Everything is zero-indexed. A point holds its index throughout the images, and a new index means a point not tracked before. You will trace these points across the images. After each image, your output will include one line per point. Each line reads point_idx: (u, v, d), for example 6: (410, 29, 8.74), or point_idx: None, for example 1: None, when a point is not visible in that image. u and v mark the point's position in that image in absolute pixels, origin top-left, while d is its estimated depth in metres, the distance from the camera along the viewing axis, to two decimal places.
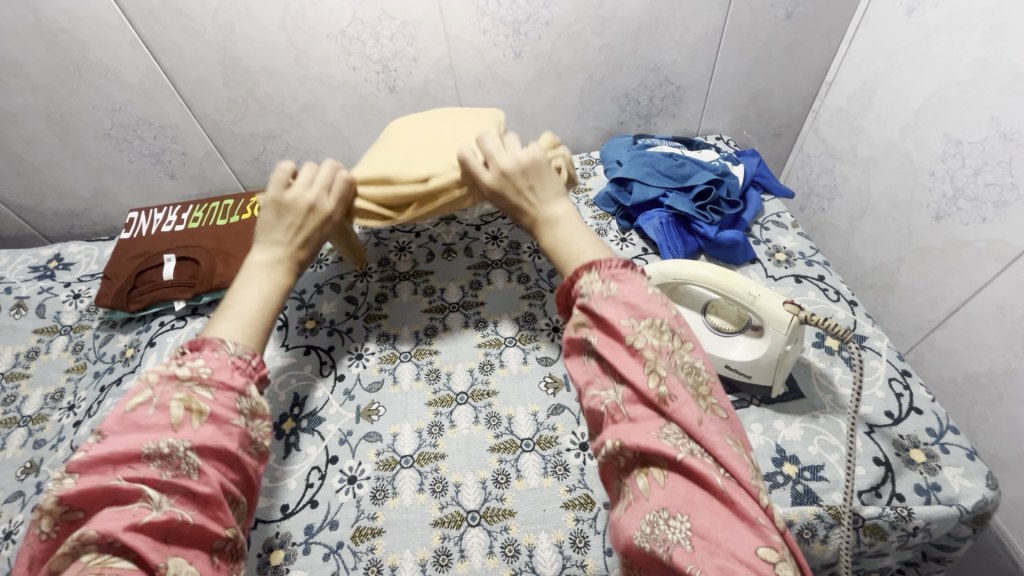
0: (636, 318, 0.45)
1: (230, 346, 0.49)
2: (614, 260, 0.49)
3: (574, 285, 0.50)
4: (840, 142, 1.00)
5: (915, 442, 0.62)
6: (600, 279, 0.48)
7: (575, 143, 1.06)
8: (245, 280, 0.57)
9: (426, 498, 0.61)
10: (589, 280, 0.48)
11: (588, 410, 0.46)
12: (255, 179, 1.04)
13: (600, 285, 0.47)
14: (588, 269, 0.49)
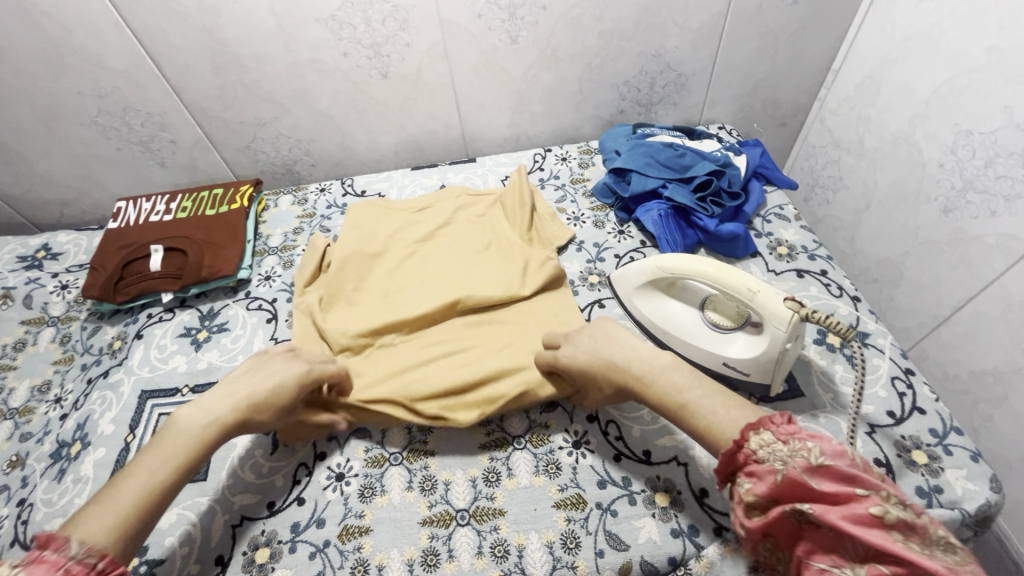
0: (868, 488, 0.38)
1: (73, 548, 0.41)
2: (778, 415, 0.43)
3: (748, 457, 0.42)
4: (846, 132, 0.98)
5: (917, 443, 0.60)
6: (779, 443, 0.41)
7: (574, 133, 1.03)
8: (158, 444, 0.49)
9: (415, 497, 0.60)
10: (763, 444, 0.42)
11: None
12: (246, 168, 1.02)
13: (787, 452, 0.40)
14: (758, 432, 0.43)
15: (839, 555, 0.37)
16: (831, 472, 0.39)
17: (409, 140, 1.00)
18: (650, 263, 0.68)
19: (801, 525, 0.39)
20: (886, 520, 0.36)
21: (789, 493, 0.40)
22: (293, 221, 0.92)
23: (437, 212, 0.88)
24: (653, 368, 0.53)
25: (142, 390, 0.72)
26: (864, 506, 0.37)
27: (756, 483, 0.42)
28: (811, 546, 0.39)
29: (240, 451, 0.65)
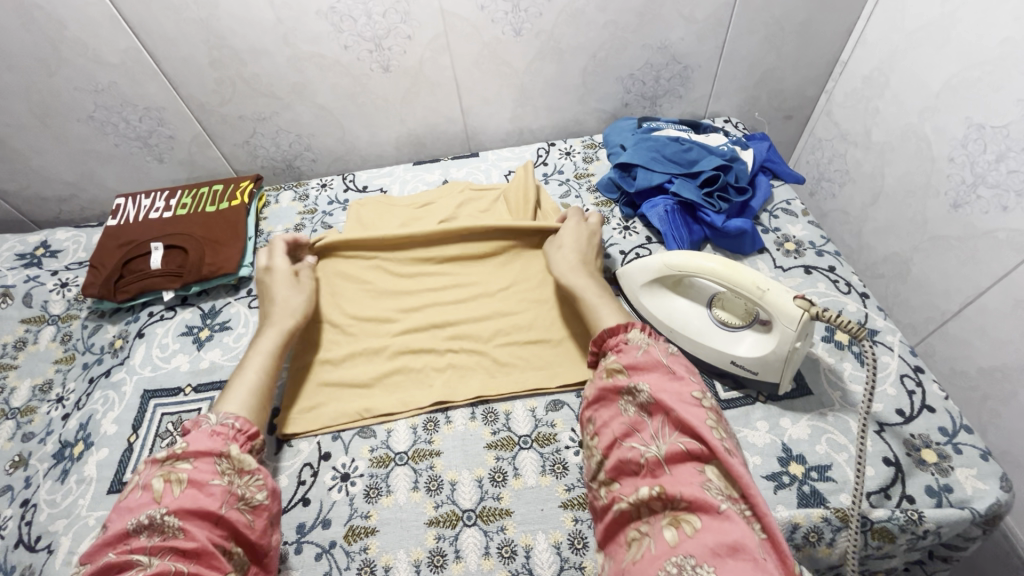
0: (696, 384, 0.52)
1: (212, 420, 0.56)
2: (657, 333, 0.58)
3: (621, 340, 0.57)
4: (854, 125, 0.96)
5: (927, 441, 0.60)
6: (650, 340, 0.56)
7: (577, 126, 1.02)
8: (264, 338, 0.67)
9: (421, 497, 0.60)
10: (638, 338, 0.57)
11: (619, 458, 0.49)
12: (246, 164, 1.01)
13: (652, 348, 0.55)
14: (640, 332, 0.57)
15: (651, 430, 0.49)
16: (676, 367, 0.53)
17: (411, 134, 0.99)
18: (657, 260, 0.68)
19: (632, 401, 0.52)
20: (699, 404, 0.50)
21: (643, 371, 0.53)
22: (294, 217, 0.91)
23: (439, 207, 0.87)
24: (603, 301, 0.64)
25: (145, 389, 0.72)
26: (689, 390, 0.51)
27: (621, 360, 0.55)
28: (631, 421, 0.51)
29: None
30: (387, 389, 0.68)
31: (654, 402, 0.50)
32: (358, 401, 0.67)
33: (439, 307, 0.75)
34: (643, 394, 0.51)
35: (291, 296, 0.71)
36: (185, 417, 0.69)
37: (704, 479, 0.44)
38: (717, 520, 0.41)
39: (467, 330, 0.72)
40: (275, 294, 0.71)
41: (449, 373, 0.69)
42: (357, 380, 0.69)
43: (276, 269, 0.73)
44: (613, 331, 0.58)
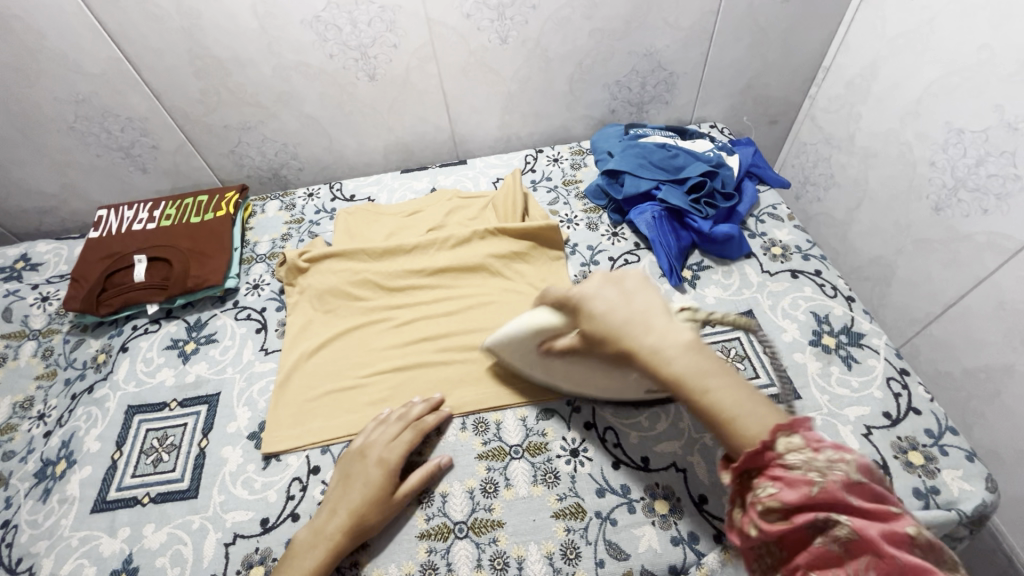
0: (895, 506, 0.38)
1: None
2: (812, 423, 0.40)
3: (769, 458, 0.40)
4: (837, 129, 0.97)
5: (914, 443, 0.60)
6: (806, 453, 0.39)
7: (565, 133, 1.02)
8: (352, 481, 0.58)
9: (412, 510, 0.59)
10: (791, 445, 0.39)
11: None
12: (231, 174, 0.99)
13: (812, 464, 0.38)
14: (789, 434, 0.39)
15: (851, 574, 0.37)
16: (865, 491, 0.38)
17: (398, 142, 0.98)
18: (519, 328, 0.59)
19: (820, 538, 0.38)
20: (917, 542, 0.36)
21: (822, 503, 0.38)
22: (281, 227, 0.90)
23: (428, 216, 0.87)
24: (660, 333, 0.46)
25: (128, 405, 0.71)
26: (902, 525, 0.37)
27: (787, 490, 0.38)
28: (818, 555, 0.38)
29: (232, 466, 0.64)
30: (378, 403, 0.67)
31: (858, 543, 0.37)
32: (349, 420, 0.66)
33: (428, 319, 0.75)
34: (840, 531, 0.37)
35: (355, 503, 0.56)
36: (171, 433, 0.67)
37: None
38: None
39: (454, 341, 0.72)
40: (347, 493, 0.58)
41: (437, 387, 0.68)
42: (348, 397, 0.68)
43: (375, 440, 0.61)
44: (757, 448, 0.40)
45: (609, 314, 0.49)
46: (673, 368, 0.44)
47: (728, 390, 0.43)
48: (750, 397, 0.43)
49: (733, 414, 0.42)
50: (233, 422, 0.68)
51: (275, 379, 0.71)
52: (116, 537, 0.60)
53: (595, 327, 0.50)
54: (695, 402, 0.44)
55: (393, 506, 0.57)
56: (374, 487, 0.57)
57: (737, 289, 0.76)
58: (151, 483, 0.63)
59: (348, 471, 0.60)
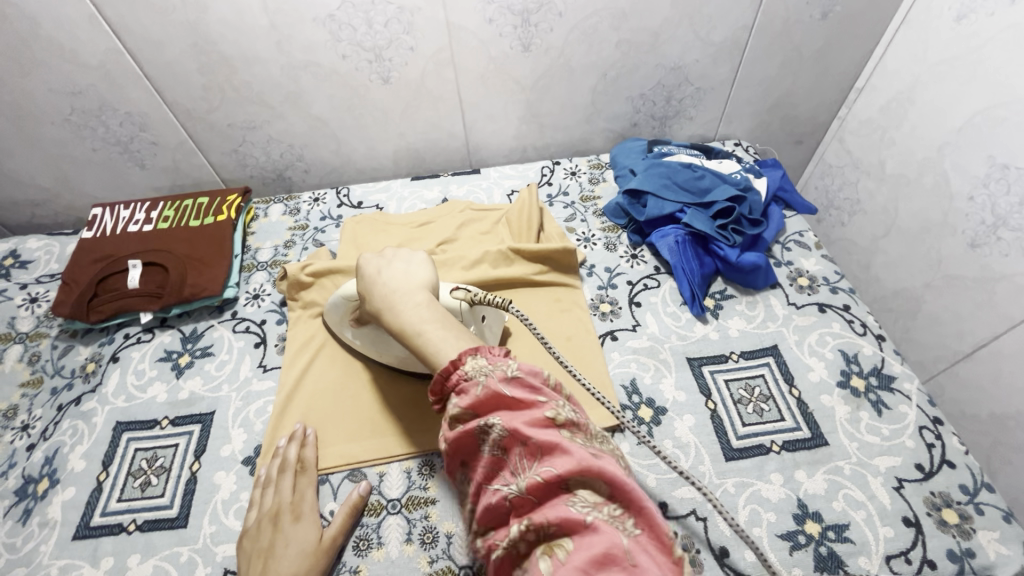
0: (549, 398, 0.41)
1: None
2: (498, 346, 0.44)
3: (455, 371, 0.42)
4: (867, 153, 0.94)
5: (948, 500, 0.57)
6: (487, 363, 0.42)
7: (584, 145, 0.98)
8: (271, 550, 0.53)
9: (415, 550, 0.56)
10: (475, 364, 0.42)
11: (484, 507, 0.39)
12: (234, 173, 0.95)
13: (494, 369, 0.41)
14: (475, 355, 0.43)
15: (511, 470, 0.39)
16: (523, 385, 0.41)
17: (409, 148, 0.94)
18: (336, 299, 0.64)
19: (485, 445, 0.40)
20: (559, 425, 0.39)
21: (488, 404, 0.41)
22: (284, 233, 0.86)
23: (439, 229, 0.84)
24: (404, 301, 0.52)
25: (117, 421, 0.67)
26: (542, 411, 0.40)
27: (511, 457, 0.38)
28: (490, 465, 0.40)
29: (225, 495, 0.60)
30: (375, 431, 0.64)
31: (509, 438, 0.39)
32: (345, 450, 0.63)
33: None
34: (495, 432, 0.39)
35: (291, 569, 0.52)
36: (161, 455, 0.64)
37: (578, 509, 0.36)
38: (586, 537, 0.34)
39: None
40: (270, 563, 0.52)
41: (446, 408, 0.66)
42: (342, 420, 0.65)
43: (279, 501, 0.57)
44: (446, 367, 0.43)
45: (382, 279, 0.55)
46: (399, 321, 0.51)
47: (442, 335, 0.48)
48: (456, 335, 0.48)
49: (435, 350, 0.47)
50: (228, 445, 0.64)
51: (274, 400, 0.67)
52: (98, 567, 0.56)
53: (368, 293, 0.55)
54: (413, 347, 0.49)
55: (325, 566, 0.54)
56: (301, 549, 0.53)
57: (762, 321, 0.73)
58: (138, 509, 0.60)
59: (258, 544, 0.54)
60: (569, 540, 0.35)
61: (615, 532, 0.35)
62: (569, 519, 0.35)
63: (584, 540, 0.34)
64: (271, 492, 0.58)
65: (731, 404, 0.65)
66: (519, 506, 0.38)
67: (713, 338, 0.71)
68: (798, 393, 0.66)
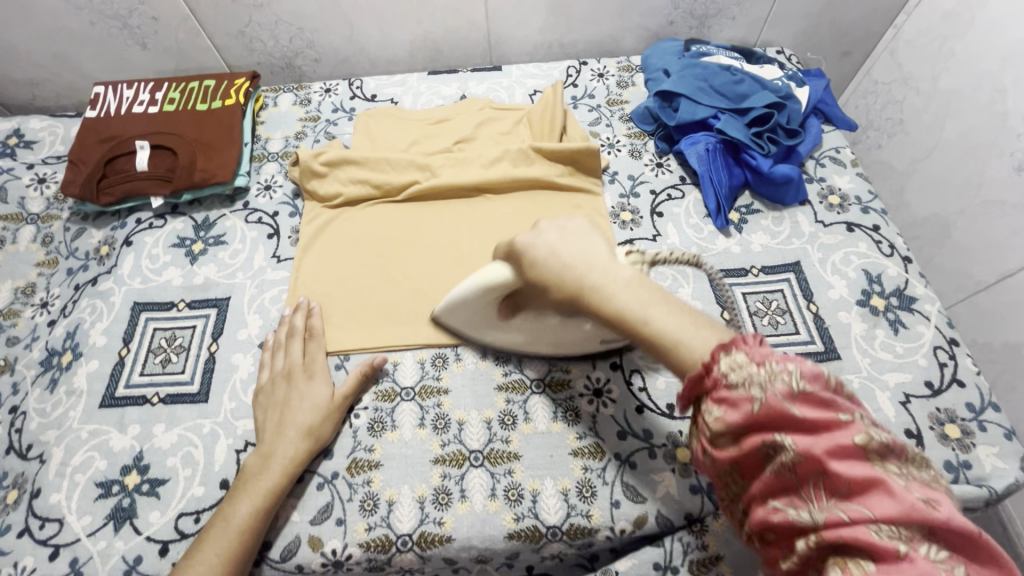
0: (849, 413, 0.34)
1: None
2: (753, 334, 0.37)
3: (707, 376, 0.37)
4: (919, 68, 0.87)
5: (953, 416, 0.58)
6: (750, 363, 0.36)
7: (613, 44, 0.91)
8: (288, 404, 0.57)
9: (427, 434, 0.58)
10: (734, 364, 0.36)
11: (761, 520, 0.35)
12: (240, 59, 0.90)
13: (759, 370, 0.35)
14: (730, 351, 0.37)
15: (802, 493, 0.33)
16: (815, 398, 0.34)
17: (427, 39, 0.88)
18: (470, 286, 0.53)
19: (769, 462, 0.35)
20: (869, 450, 0.32)
21: (765, 418, 0.35)
22: (295, 124, 0.83)
23: (456, 126, 0.80)
24: (610, 277, 0.43)
25: (134, 302, 0.67)
26: (847, 433, 0.33)
27: (800, 475, 0.33)
28: (768, 479, 0.35)
29: (243, 373, 0.62)
30: (392, 321, 0.65)
31: (804, 463, 0.33)
32: (359, 334, 0.64)
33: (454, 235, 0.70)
34: (785, 454, 0.34)
35: (306, 419, 0.56)
36: (179, 334, 0.65)
37: (885, 539, 0.29)
38: (899, 568, 0.28)
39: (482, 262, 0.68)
40: (287, 413, 0.56)
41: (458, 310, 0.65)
42: (355, 304, 0.66)
43: (293, 361, 0.60)
44: (699, 369, 0.38)
45: (555, 257, 0.45)
46: (612, 304, 0.42)
47: (675, 318, 0.40)
48: (684, 311, 0.41)
49: (674, 337, 0.40)
50: (244, 329, 0.65)
51: (288, 289, 0.67)
52: (126, 433, 0.59)
53: (546, 278, 0.46)
54: (644, 337, 0.41)
55: (337, 420, 0.58)
56: (316, 405, 0.57)
57: (787, 237, 0.70)
58: (160, 383, 0.61)
59: (274, 398, 0.58)
60: (868, 562, 0.29)
61: (937, 569, 0.28)
62: (869, 544, 0.30)
63: (890, 567, 0.29)
64: (282, 355, 0.61)
65: (747, 315, 0.65)
66: (809, 528, 0.33)
67: (734, 252, 0.70)
68: (815, 308, 0.65)
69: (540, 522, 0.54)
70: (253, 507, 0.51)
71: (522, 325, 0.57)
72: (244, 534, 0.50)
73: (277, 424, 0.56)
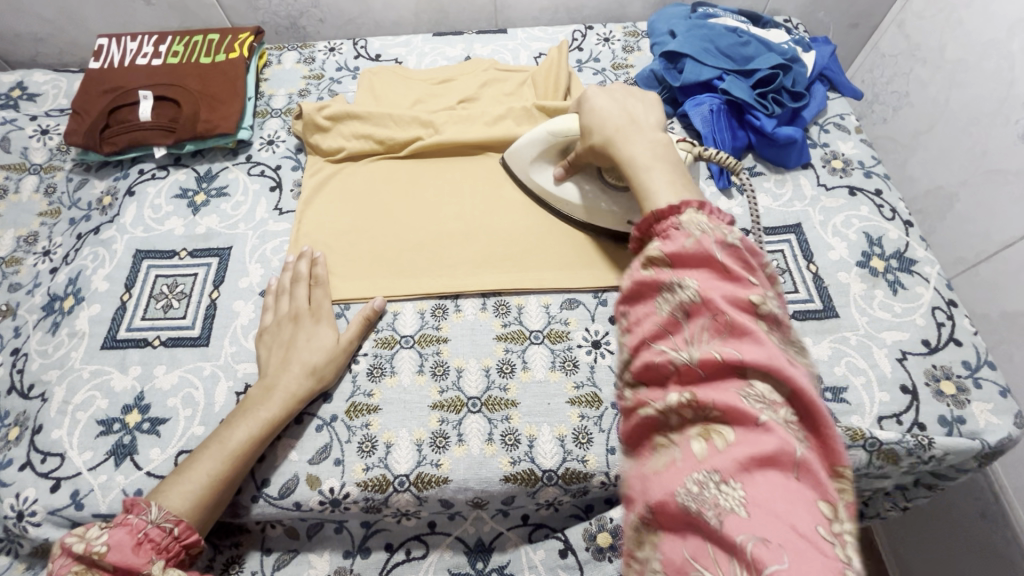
0: (759, 283, 0.38)
1: (153, 512, 0.47)
2: (712, 205, 0.42)
3: (660, 220, 0.43)
4: (927, 38, 0.86)
5: (948, 373, 0.58)
6: (706, 222, 0.41)
7: (620, 10, 0.90)
8: (294, 343, 0.58)
9: (426, 381, 0.58)
10: (693, 219, 0.41)
11: (646, 364, 0.37)
12: (245, 16, 0.89)
13: (711, 228, 0.40)
14: (696, 210, 0.42)
15: (685, 337, 0.37)
16: (737, 256, 0.39)
17: (432, 0, 0.87)
18: (541, 132, 0.63)
19: (668, 303, 0.38)
20: (759, 314, 0.36)
21: (691, 256, 0.39)
22: (298, 81, 0.82)
23: (460, 86, 0.79)
24: (640, 132, 0.51)
25: (137, 249, 0.68)
26: (747, 292, 0.37)
27: (695, 323, 0.37)
28: (662, 325, 0.38)
29: (244, 320, 0.62)
30: (393, 272, 0.65)
31: (701, 306, 0.37)
32: (361, 285, 0.64)
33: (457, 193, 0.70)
34: (688, 296, 0.37)
35: (311, 358, 0.57)
36: (181, 282, 0.65)
37: (750, 401, 0.32)
38: (757, 435, 0.31)
39: (485, 218, 0.68)
40: (292, 351, 0.57)
41: (458, 263, 0.65)
42: (359, 256, 0.66)
43: (297, 304, 0.61)
44: (660, 211, 0.43)
45: (607, 108, 0.53)
46: (626, 151, 0.50)
47: (659, 176, 0.47)
48: (676, 175, 0.48)
49: (650, 188, 0.47)
50: (246, 277, 0.65)
51: (290, 241, 0.67)
52: (127, 374, 0.59)
53: (590, 126, 0.54)
54: (631, 180, 0.49)
55: (342, 363, 0.58)
56: (322, 344, 0.58)
57: (788, 200, 0.70)
58: (161, 327, 0.62)
59: (281, 337, 0.59)
60: (730, 432, 0.32)
61: (789, 433, 0.31)
62: (738, 408, 0.32)
63: (750, 435, 0.31)
64: (287, 299, 0.62)
65: None
66: (685, 375, 0.35)
67: (736, 213, 0.70)
68: (815, 269, 0.65)
69: (536, 466, 0.54)
70: (251, 433, 0.52)
71: (569, 184, 0.65)
72: (234, 458, 0.51)
73: (281, 362, 0.57)
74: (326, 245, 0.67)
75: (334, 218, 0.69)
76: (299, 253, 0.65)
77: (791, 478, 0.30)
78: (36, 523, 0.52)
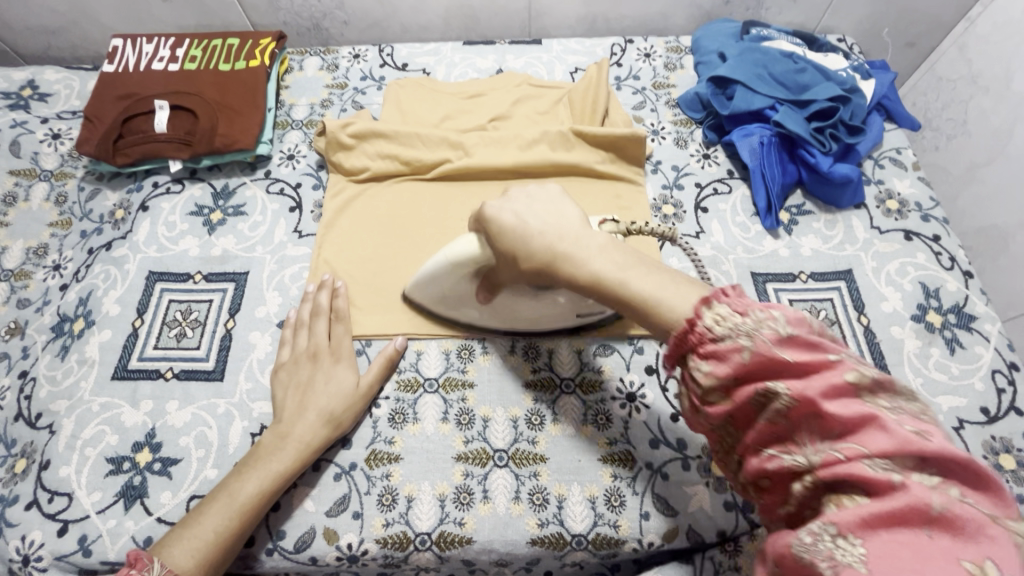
0: (837, 350, 0.32)
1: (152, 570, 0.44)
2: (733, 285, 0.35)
3: (691, 330, 0.35)
4: (991, 65, 0.80)
5: (1008, 446, 0.54)
6: (732, 313, 0.34)
7: (661, 21, 0.85)
8: (309, 387, 0.55)
9: (450, 429, 0.55)
10: (718, 315, 0.34)
11: (757, 468, 0.34)
12: (265, 16, 0.85)
13: (740, 320, 0.33)
14: (712, 304, 0.35)
15: (794, 436, 0.32)
16: (800, 343, 0.32)
17: (463, 5, 0.82)
18: (439, 260, 0.51)
19: (762, 410, 0.33)
20: (861, 386, 0.30)
21: (754, 367, 0.32)
22: (320, 90, 0.78)
23: (493, 102, 0.75)
24: (582, 243, 0.40)
25: (149, 270, 0.65)
26: (838, 372, 0.31)
27: (794, 419, 0.31)
28: (760, 426, 0.33)
29: (260, 353, 0.59)
30: (417, 306, 0.61)
31: (795, 404, 0.31)
32: (382, 319, 0.61)
33: None
34: (778, 399, 0.32)
35: (328, 405, 0.53)
36: (195, 308, 0.62)
37: (876, 471, 0.28)
38: (893, 499, 0.27)
39: None
40: (308, 396, 0.54)
41: None
42: (382, 288, 0.62)
43: (314, 343, 0.57)
44: (681, 320, 0.36)
45: (523, 223, 0.42)
46: (586, 271, 0.39)
47: (655, 280, 0.38)
48: (670, 273, 0.38)
49: (657, 303, 0.37)
50: (263, 306, 0.62)
51: (310, 267, 0.64)
52: (138, 409, 0.56)
53: (518, 250, 0.42)
54: (622, 307, 0.39)
55: (361, 409, 0.55)
56: (340, 390, 0.54)
57: (839, 243, 0.66)
58: (174, 358, 0.59)
59: (296, 377, 0.55)
60: (863, 495, 0.28)
61: (934, 495, 0.27)
62: (862, 481, 0.28)
63: (881, 498, 0.27)
64: (305, 334, 0.58)
65: None
66: (799, 468, 0.31)
67: (782, 256, 0.65)
68: (866, 321, 0.61)
69: (565, 529, 0.51)
70: (259, 488, 0.49)
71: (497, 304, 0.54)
72: (238, 517, 0.48)
73: (295, 408, 0.53)
74: (348, 271, 0.63)
75: (357, 242, 0.65)
76: (320, 282, 0.61)
77: (929, 538, 0.26)
78: (43, 567, 0.50)
